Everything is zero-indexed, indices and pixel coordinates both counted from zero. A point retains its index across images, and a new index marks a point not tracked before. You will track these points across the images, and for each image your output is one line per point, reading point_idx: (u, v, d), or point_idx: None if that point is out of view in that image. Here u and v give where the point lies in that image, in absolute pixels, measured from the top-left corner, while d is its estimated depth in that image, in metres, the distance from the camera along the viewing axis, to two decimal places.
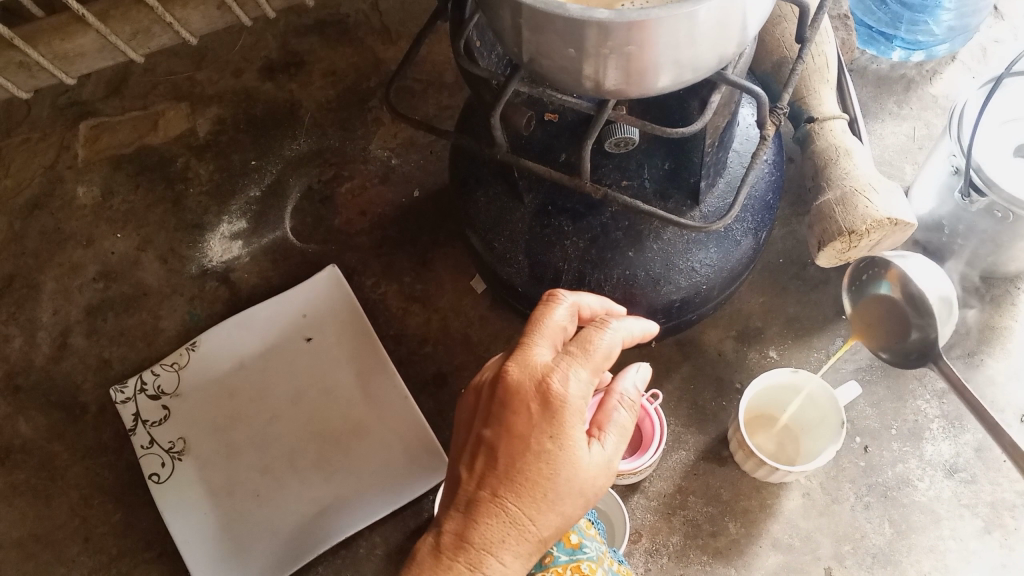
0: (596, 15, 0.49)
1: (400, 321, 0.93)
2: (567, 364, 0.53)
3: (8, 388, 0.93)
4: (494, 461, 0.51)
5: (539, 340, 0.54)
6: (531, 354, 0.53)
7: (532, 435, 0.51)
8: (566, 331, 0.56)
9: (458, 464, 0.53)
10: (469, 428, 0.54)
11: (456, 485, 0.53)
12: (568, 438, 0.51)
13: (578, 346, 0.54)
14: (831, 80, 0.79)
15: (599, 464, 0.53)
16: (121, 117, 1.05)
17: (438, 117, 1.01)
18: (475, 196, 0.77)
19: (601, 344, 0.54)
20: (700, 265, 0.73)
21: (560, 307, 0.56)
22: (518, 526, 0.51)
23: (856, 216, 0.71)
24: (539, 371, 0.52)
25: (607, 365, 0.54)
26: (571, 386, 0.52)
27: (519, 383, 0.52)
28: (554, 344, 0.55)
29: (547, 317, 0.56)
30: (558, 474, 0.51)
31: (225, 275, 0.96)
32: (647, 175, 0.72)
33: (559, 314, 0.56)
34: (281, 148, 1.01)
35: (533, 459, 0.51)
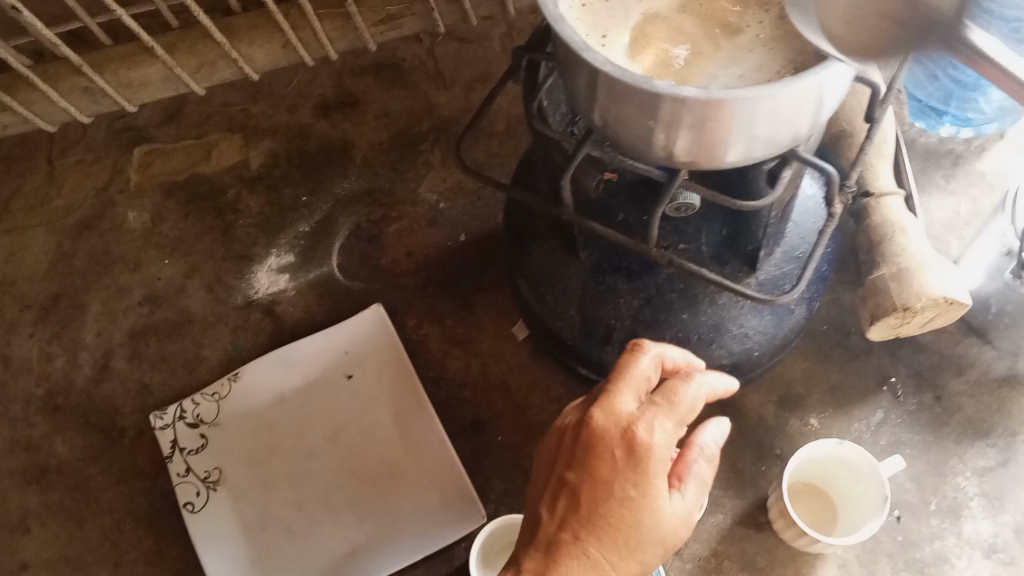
0: (680, 93, 0.50)
1: (440, 364, 0.93)
2: (653, 413, 0.53)
3: (48, 407, 0.94)
4: (576, 504, 0.52)
5: (624, 388, 0.54)
6: (616, 401, 0.53)
7: (616, 482, 0.51)
8: (651, 379, 0.56)
9: (539, 505, 0.55)
10: (552, 471, 0.55)
11: (537, 525, 0.54)
12: (652, 487, 0.51)
13: (663, 396, 0.54)
14: (889, 155, 0.80)
15: (681, 515, 0.53)
16: (175, 145, 1.07)
17: (487, 164, 1.02)
18: (530, 249, 0.78)
19: (686, 396, 0.53)
20: (753, 332, 0.73)
21: (645, 356, 0.56)
22: (598, 571, 0.52)
23: (912, 293, 0.71)
24: (623, 419, 0.53)
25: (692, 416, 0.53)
26: (657, 436, 0.52)
27: (604, 430, 0.52)
28: (639, 392, 0.55)
29: (632, 365, 0.55)
30: (640, 522, 0.51)
31: (270, 308, 0.97)
32: (704, 241, 0.73)
33: (644, 363, 0.55)
34: (332, 186, 1.03)
35: (616, 506, 0.51)
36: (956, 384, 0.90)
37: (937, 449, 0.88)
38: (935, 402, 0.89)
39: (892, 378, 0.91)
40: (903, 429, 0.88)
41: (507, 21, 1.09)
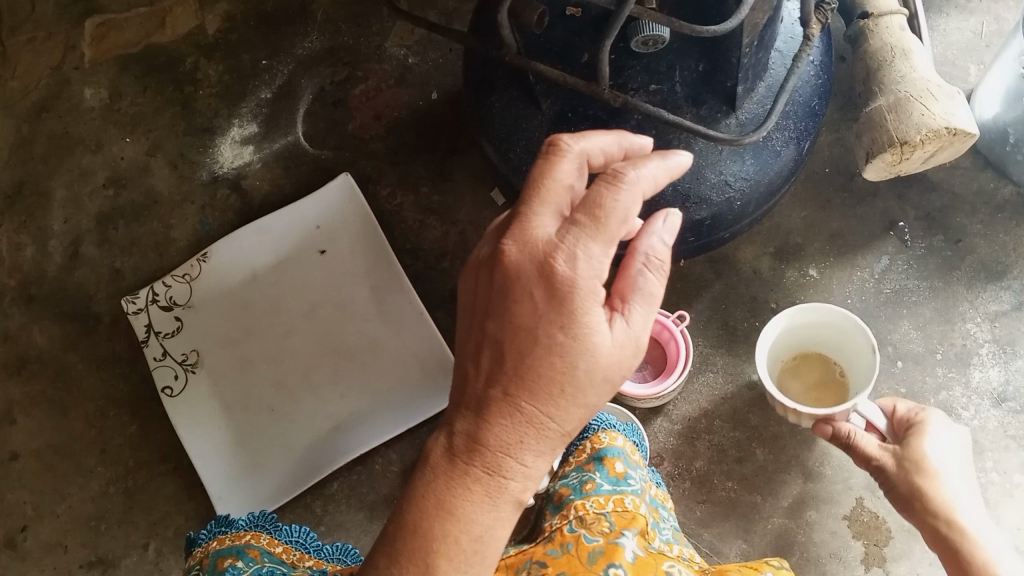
0: None
1: (416, 234, 0.89)
2: (575, 238, 0.45)
3: (22, 297, 0.92)
4: (501, 356, 0.46)
5: (540, 210, 0.46)
6: (530, 230, 0.46)
7: (540, 325, 0.45)
8: (576, 188, 0.48)
9: (461, 358, 0.48)
10: (472, 316, 0.48)
11: (463, 383, 0.47)
12: (583, 326, 0.45)
13: (587, 215, 0.46)
14: None
15: (624, 348, 0.47)
16: (127, 14, 0.99)
17: (456, 11, 0.93)
18: (490, 101, 0.71)
19: (615, 208, 0.46)
20: (735, 179, 0.66)
21: (566, 159, 0.47)
22: (535, 425, 0.46)
23: (910, 126, 0.64)
24: (541, 249, 0.46)
25: (623, 232, 0.46)
26: (581, 267, 0.45)
27: (519, 268, 0.45)
28: (560, 209, 0.47)
29: (550, 176, 0.47)
30: (576, 366, 0.45)
31: (237, 183, 0.92)
32: (678, 78, 0.64)
33: (563, 171, 0.47)
34: (293, 46, 0.95)
35: (545, 354, 0.45)
36: (970, 226, 0.83)
37: (946, 295, 0.82)
38: (946, 246, 0.83)
39: (900, 222, 0.84)
40: (909, 276, 0.83)
41: None
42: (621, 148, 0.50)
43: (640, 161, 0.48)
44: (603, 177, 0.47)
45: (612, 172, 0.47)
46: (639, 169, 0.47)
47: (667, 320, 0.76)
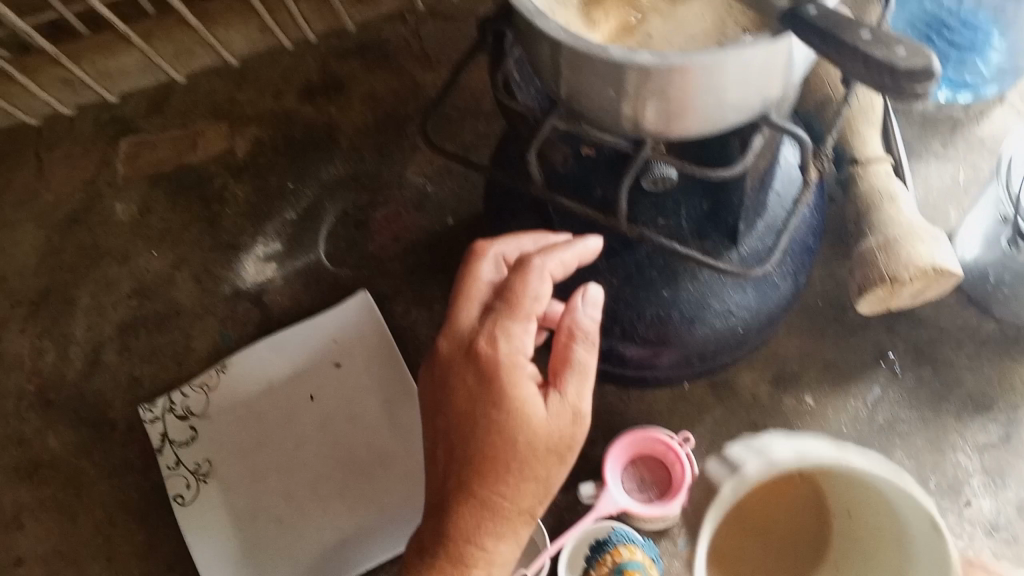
0: (638, 60, 0.49)
1: (429, 350, 0.92)
2: (492, 323, 0.54)
3: (40, 402, 0.94)
4: (449, 446, 0.54)
5: (464, 305, 0.55)
6: (457, 321, 0.55)
7: (476, 407, 0.53)
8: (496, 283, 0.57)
9: (428, 458, 0.56)
10: (427, 417, 0.57)
11: (429, 481, 0.55)
12: (513, 398, 0.52)
13: (502, 301, 0.54)
14: (876, 122, 0.77)
15: (562, 416, 0.53)
16: (160, 136, 1.06)
17: (473, 144, 1.00)
18: (508, 228, 0.77)
19: (527, 291, 0.54)
20: (737, 308, 0.71)
21: (484, 261, 0.56)
22: (491, 506, 0.53)
23: (899, 264, 0.70)
24: (467, 338, 0.54)
25: (536, 309, 0.54)
26: (501, 345, 0.53)
27: (451, 355, 0.54)
28: (484, 301, 0.56)
29: (472, 277, 0.56)
30: (513, 440, 0.52)
31: (258, 297, 0.96)
32: (684, 214, 0.70)
33: (483, 270, 0.56)
34: (318, 172, 1.02)
35: (482, 434, 0.52)
36: (956, 359, 0.88)
37: (937, 426, 0.85)
38: (934, 378, 0.87)
39: (890, 353, 0.88)
40: (900, 406, 0.86)
41: None
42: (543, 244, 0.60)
43: (550, 250, 0.56)
44: (514, 269, 0.56)
45: (521, 262, 0.55)
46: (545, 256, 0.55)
47: (673, 444, 0.79)
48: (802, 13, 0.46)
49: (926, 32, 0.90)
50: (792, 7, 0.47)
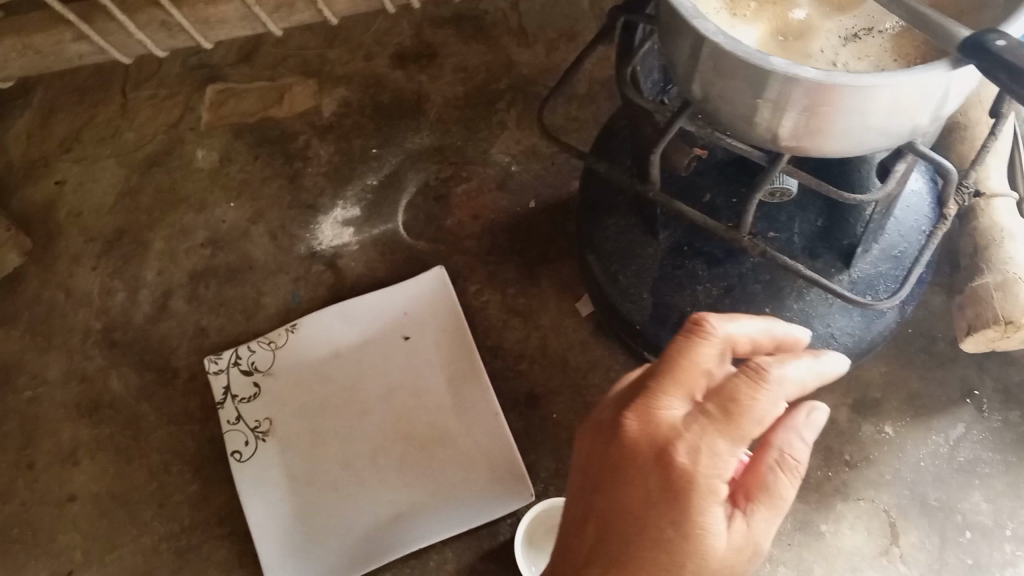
0: (795, 74, 0.45)
1: (499, 333, 0.90)
2: (701, 430, 0.44)
3: (105, 341, 0.93)
4: (603, 536, 0.45)
5: (671, 393, 0.45)
6: (658, 409, 0.45)
7: (650, 512, 0.44)
8: (713, 376, 0.46)
9: (569, 527, 0.47)
10: (579, 484, 0.47)
11: (563, 555, 0.47)
12: (697, 524, 0.43)
13: (719, 408, 0.44)
14: (1004, 156, 0.75)
15: (740, 551, 0.44)
16: (247, 86, 1.05)
17: (564, 128, 0.97)
18: (605, 223, 0.74)
19: (752, 407, 0.43)
20: (840, 332, 0.68)
21: (709, 346, 0.46)
22: None
23: (1016, 305, 0.67)
24: (664, 436, 0.44)
25: (755, 433, 0.43)
26: (703, 459, 0.43)
27: (638, 448, 0.44)
28: (693, 393, 0.45)
29: (689, 358, 0.45)
30: (683, 565, 0.43)
31: (333, 261, 0.95)
32: (796, 230, 0.68)
33: (705, 358, 0.45)
34: (403, 140, 1.00)
35: (651, 546, 0.43)
36: None
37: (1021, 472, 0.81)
38: (1022, 421, 0.83)
39: (977, 391, 0.84)
40: (984, 447, 0.82)
41: None
42: (773, 337, 0.49)
43: (786, 359, 0.45)
44: (742, 372, 0.44)
45: (754, 367, 0.44)
46: (783, 367, 0.44)
47: None
48: (987, 43, 0.42)
49: None
50: (975, 35, 0.42)
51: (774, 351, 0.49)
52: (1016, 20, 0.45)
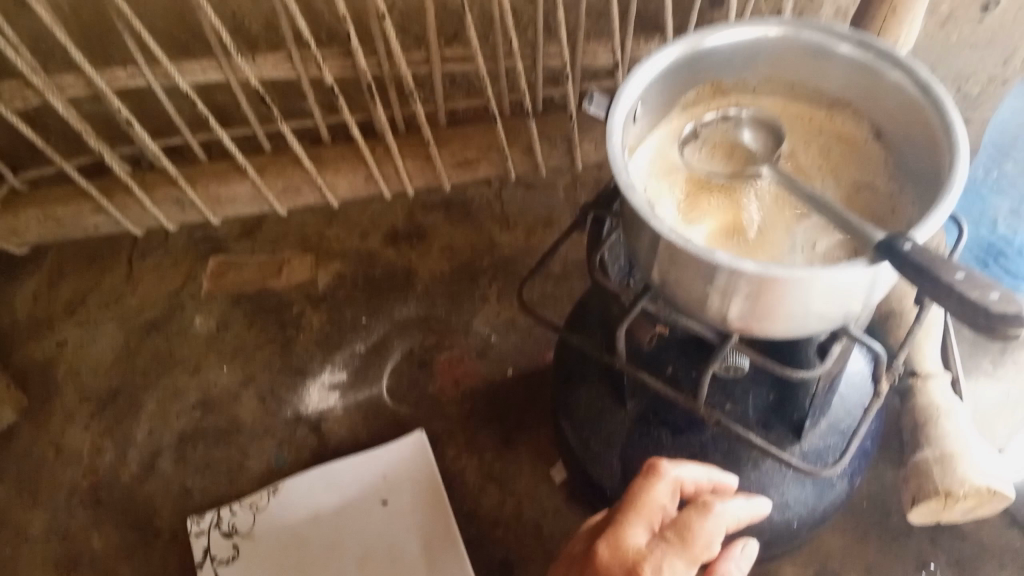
0: (738, 266, 0.52)
1: (475, 498, 0.93)
2: (662, 552, 0.53)
3: (90, 499, 0.96)
4: None
5: (635, 522, 0.54)
6: (625, 535, 0.54)
7: None
8: (667, 510, 0.56)
9: None
10: None
11: None
12: None
13: (675, 534, 0.53)
14: (936, 339, 0.83)
15: None
16: (248, 258, 1.14)
17: (541, 303, 1.05)
18: (577, 391, 0.80)
19: (702, 532, 0.53)
20: (793, 500, 0.73)
21: (663, 484, 0.56)
22: None
23: (954, 479, 0.72)
24: (631, 557, 0.53)
25: (705, 556, 0.53)
26: None
27: (609, 566, 0.52)
28: (652, 524, 0.55)
29: (648, 494, 0.56)
30: None
31: (318, 424, 0.99)
32: (751, 403, 0.74)
33: (660, 492, 0.56)
34: (392, 311, 1.07)
35: None
36: None
37: None
38: None
39: (932, 564, 0.88)
40: None
41: (572, 173, 1.15)
42: (710, 481, 0.59)
43: (727, 497, 0.56)
44: (692, 505, 0.55)
45: (702, 503, 0.55)
46: (726, 502, 0.54)
47: None
48: (896, 246, 0.48)
49: (984, 255, 0.99)
50: (886, 238, 0.49)
51: (712, 492, 0.60)
52: (927, 223, 0.51)
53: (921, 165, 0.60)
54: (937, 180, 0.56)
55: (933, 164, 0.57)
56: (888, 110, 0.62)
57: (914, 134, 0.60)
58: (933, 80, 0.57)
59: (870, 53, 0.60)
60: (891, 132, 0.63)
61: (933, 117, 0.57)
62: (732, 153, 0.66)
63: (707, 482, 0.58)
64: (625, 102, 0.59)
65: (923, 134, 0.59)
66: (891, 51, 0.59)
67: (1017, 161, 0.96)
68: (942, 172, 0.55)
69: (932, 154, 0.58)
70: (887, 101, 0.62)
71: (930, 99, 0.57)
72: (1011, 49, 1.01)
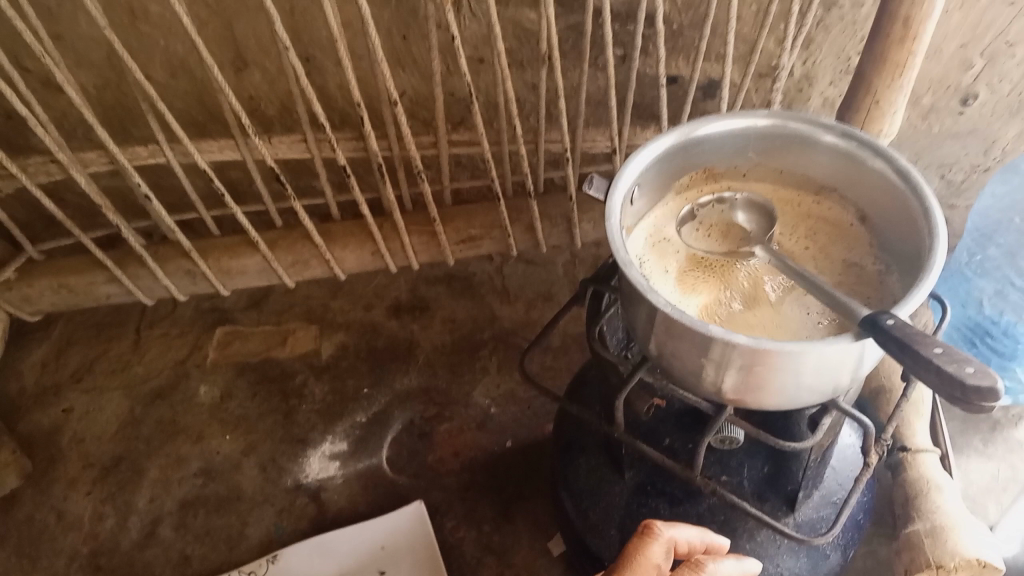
0: (732, 339, 0.55)
1: (473, 570, 0.94)
2: None
3: (89, 566, 0.96)
4: None
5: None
6: None
7: None
8: (661, 569, 0.59)
9: None
10: None
11: None
12: None
13: None
14: (924, 414, 0.86)
15: None
16: (254, 329, 1.16)
17: (540, 375, 1.07)
18: (576, 462, 0.82)
19: None
20: (789, 572, 0.74)
21: (657, 543, 0.59)
22: None
23: (946, 552, 0.73)
24: None
25: None
26: None
27: None
28: None
29: (643, 553, 0.58)
30: None
31: (317, 493, 1.00)
32: (746, 475, 0.76)
33: (655, 551, 0.58)
34: (393, 381, 1.09)
35: None
36: None
37: None
38: None
39: None
40: None
41: (571, 250, 1.19)
42: (702, 541, 0.63)
43: (717, 557, 0.59)
44: (686, 564, 0.58)
45: (695, 562, 0.58)
46: (717, 563, 0.58)
47: None
48: (880, 322, 0.51)
49: (972, 335, 1.02)
50: (871, 315, 0.52)
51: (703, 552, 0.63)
52: (909, 301, 0.54)
53: (905, 248, 0.63)
54: (919, 261, 0.60)
55: (915, 247, 0.61)
56: (873, 196, 0.66)
57: (897, 218, 0.64)
58: (912, 168, 0.61)
59: (853, 142, 0.64)
60: (876, 216, 0.66)
61: (914, 202, 0.60)
62: (728, 234, 0.69)
63: (698, 542, 0.62)
64: (623, 186, 0.63)
65: (905, 218, 0.62)
66: (873, 140, 0.63)
67: (998, 245, 0.99)
68: (924, 252, 0.58)
69: (914, 237, 0.61)
70: (871, 187, 0.66)
71: (910, 186, 0.60)
72: (990, 139, 1.07)
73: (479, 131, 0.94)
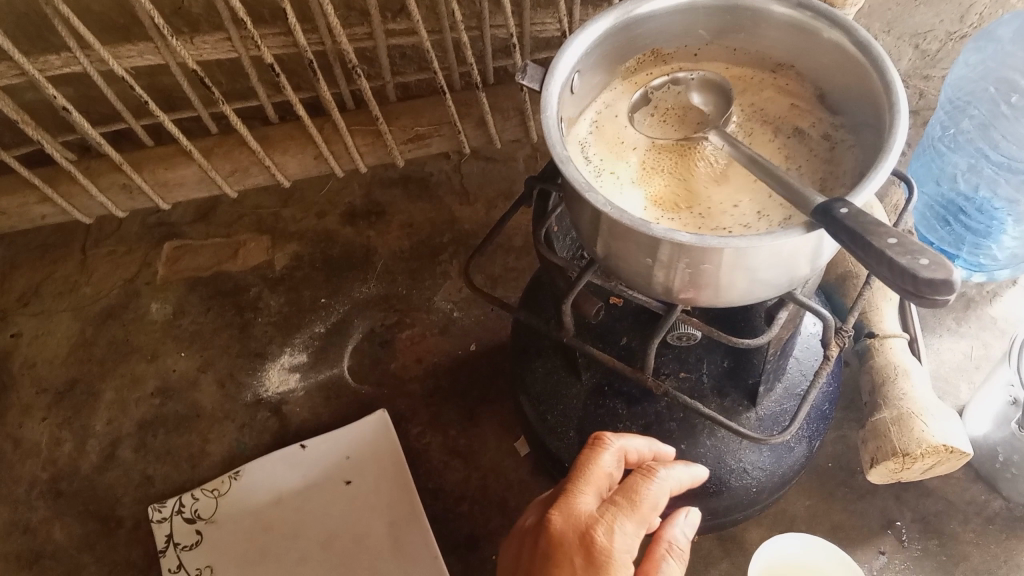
0: (677, 237, 0.51)
1: (440, 475, 0.92)
2: (612, 515, 0.54)
3: (50, 491, 0.95)
4: None
5: (585, 488, 0.55)
6: (576, 504, 0.54)
7: None
8: (613, 478, 0.57)
9: None
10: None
11: None
12: None
13: (624, 497, 0.54)
14: (894, 298, 0.83)
15: None
16: (203, 242, 1.12)
17: (502, 276, 1.04)
18: (533, 366, 0.80)
19: (649, 495, 0.54)
20: (752, 466, 0.73)
21: (607, 453, 0.58)
22: None
23: (911, 439, 0.71)
24: (583, 522, 0.53)
25: (653, 518, 0.54)
26: (617, 539, 0.52)
27: (563, 534, 0.53)
28: (601, 492, 0.56)
29: (594, 463, 0.57)
30: None
31: (278, 407, 0.98)
32: (705, 369, 0.74)
33: (606, 461, 0.57)
34: (351, 290, 1.06)
35: None
36: (962, 532, 0.85)
37: None
38: (940, 550, 0.84)
39: (897, 521, 0.86)
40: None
41: (532, 144, 1.13)
42: (651, 450, 0.61)
43: (668, 464, 0.58)
44: (637, 472, 0.57)
45: (645, 469, 0.57)
46: (668, 469, 0.57)
47: None
48: (833, 211, 0.47)
49: (945, 213, 0.99)
50: (824, 202, 0.48)
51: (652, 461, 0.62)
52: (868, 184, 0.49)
53: (866, 124, 0.58)
54: (880, 137, 0.55)
55: (876, 122, 0.56)
56: (831, 70, 0.60)
57: (856, 92, 0.59)
58: (873, 40, 0.55)
59: (808, 13, 0.58)
60: (834, 91, 0.61)
61: (873, 73, 0.55)
62: (683, 118, 0.65)
63: (648, 451, 0.60)
64: (560, 76, 0.58)
65: (865, 92, 0.57)
66: (829, 9, 0.57)
67: (971, 117, 0.94)
68: (884, 128, 0.53)
69: (875, 113, 0.56)
70: (828, 61, 0.60)
71: (870, 59, 0.55)
72: None
73: (417, 20, 0.87)
